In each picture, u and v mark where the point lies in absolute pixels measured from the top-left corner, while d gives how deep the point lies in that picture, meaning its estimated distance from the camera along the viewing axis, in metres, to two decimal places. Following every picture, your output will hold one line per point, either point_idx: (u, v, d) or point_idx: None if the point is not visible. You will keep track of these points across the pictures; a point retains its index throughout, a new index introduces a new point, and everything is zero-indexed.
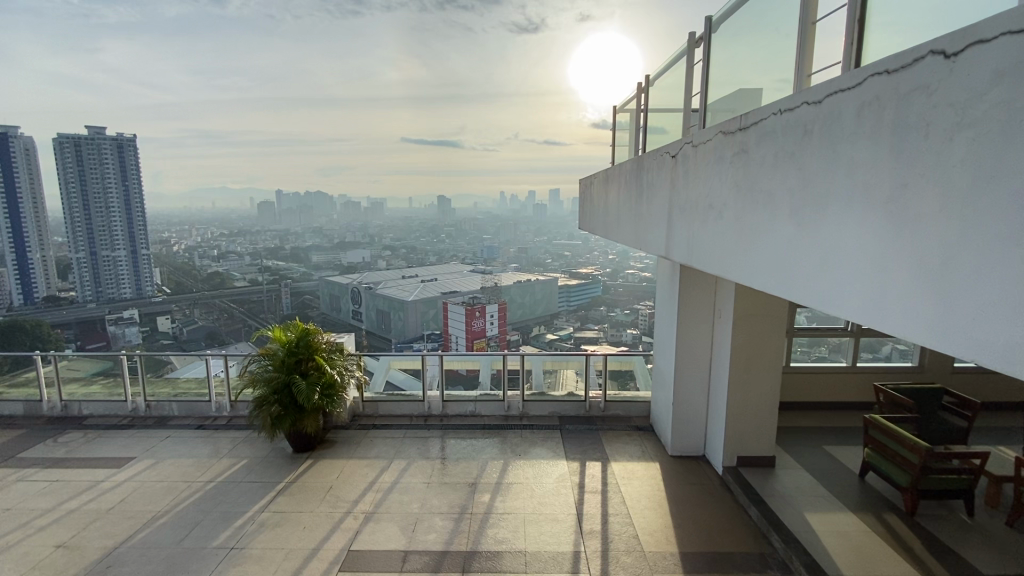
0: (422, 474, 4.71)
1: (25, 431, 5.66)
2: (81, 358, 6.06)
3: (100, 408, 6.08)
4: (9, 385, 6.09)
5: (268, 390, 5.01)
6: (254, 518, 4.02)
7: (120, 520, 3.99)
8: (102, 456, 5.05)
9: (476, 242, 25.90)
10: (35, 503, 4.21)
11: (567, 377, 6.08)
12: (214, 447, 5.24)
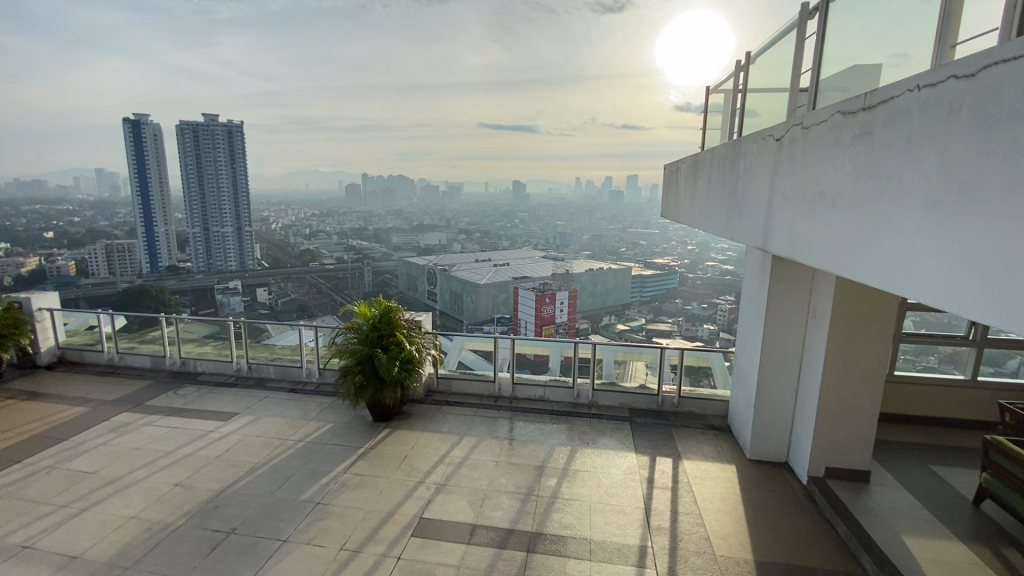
0: (491, 452, 4.84)
1: (152, 382, 6.48)
2: (195, 321, 6.78)
3: (211, 366, 6.80)
4: (140, 342, 6.98)
5: (352, 360, 5.32)
6: (337, 478, 4.34)
7: (225, 469, 4.44)
8: (212, 410, 5.66)
9: (549, 229, 25.81)
10: (158, 446, 4.82)
11: (638, 369, 5.93)
12: (304, 410, 5.71)
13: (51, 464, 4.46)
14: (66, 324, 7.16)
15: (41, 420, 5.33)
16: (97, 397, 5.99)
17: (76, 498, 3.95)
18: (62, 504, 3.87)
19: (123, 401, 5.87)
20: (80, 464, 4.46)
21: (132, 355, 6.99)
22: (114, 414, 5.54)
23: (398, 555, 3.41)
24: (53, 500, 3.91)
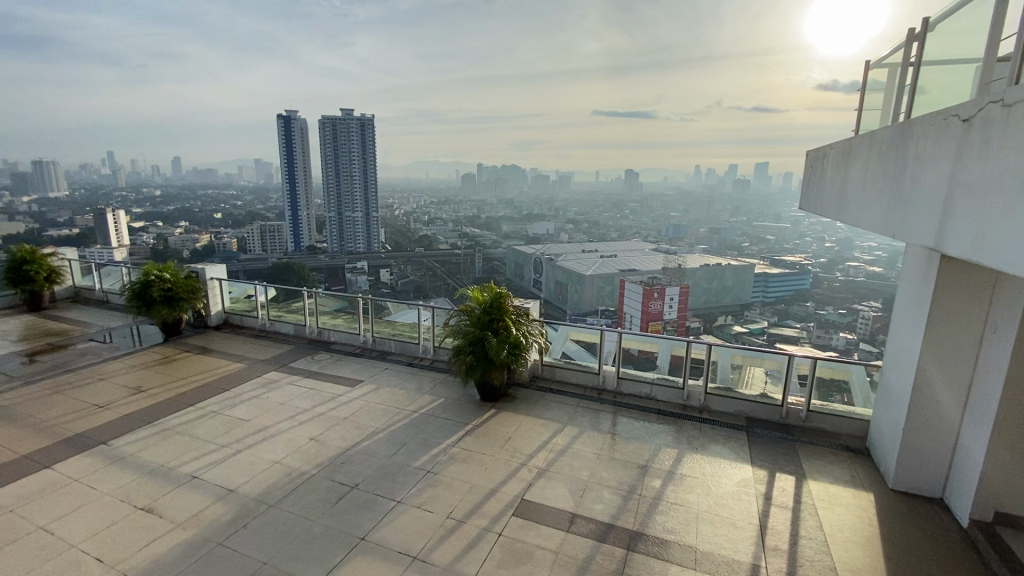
0: (593, 445, 4.80)
1: (295, 347, 7.40)
2: (329, 296, 7.58)
3: (342, 337, 7.58)
4: (286, 312, 7.98)
5: (463, 341, 5.59)
6: (446, 450, 4.62)
7: (351, 430, 4.93)
8: (341, 376, 6.31)
9: (663, 222, 24.68)
10: (299, 403, 5.51)
11: (758, 376, 5.46)
12: (418, 384, 6.14)
13: (218, 409, 5.30)
14: (232, 293, 8.43)
15: (212, 372, 6.35)
16: (253, 356, 6.98)
17: (236, 440, 4.65)
18: (226, 444, 4.58)
19: (272, 362, 6.78)
20: (239, 412, 5.24)
21: (279, 322, 8.03)
22: (265, 372, 6.42)
23: (499, 531, 3.54)
24: (219, 439, 4.65)
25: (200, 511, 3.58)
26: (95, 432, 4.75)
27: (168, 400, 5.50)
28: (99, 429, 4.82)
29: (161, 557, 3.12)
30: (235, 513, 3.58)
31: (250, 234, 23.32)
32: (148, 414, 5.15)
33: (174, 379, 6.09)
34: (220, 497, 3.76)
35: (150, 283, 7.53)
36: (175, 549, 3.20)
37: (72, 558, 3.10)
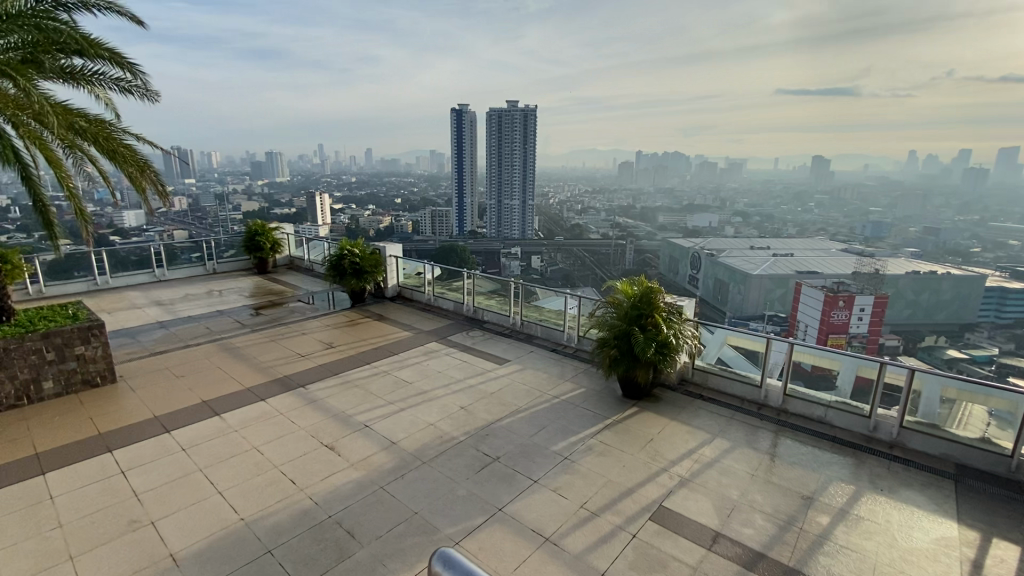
0: (746, 463, 4.35)
1: (452, 322, 8.05)
2: (484, 278, 8.05)
3: (494, 317, 8.01)
4: (447, 289, 8.71)
5: (609, 334, 5.48)
6: (584, 441, 4.61)
7: (496, 405, 5.21)
8: (491, 354, 6.69)
9: (856, 218, 21.06)
10: (453, 373, 5.99)
11: (981, 416, 4.34)
12: (562, 371, 6.22)
13: (388, 370, 6.04)
14: (404, 269, 9.49)
15: (385, 337, 7.26)
16: (418, 327, 7.79)
17: (400, 399, 5.25)
18: (392, 401, 5.20)
19: (433, 333, 7.49)
20: (404, 375, 5.90)
21: (441, 299, 8.81)
22: (427, 342, 7.11)
23: (634, 533, 3.43)
24: (387, 396, 5.29)
25: (368, 457, 4.14)
26: (298, 377, 5.79)
27: (350, 357, 6.44)
28: (301, 374, 5.86)
29: (338, 489, 3.68)
30: (394, 463, 4.06)
31: (422, 218, 26.01)
32: (335, 367, 6.11)
33: (356, 340, 7.11)
34: (384, 447, 4.29)
35: (343, 256, 8.85)
36: (348, 484, 3.75)
37: (276, 475, 3.84)
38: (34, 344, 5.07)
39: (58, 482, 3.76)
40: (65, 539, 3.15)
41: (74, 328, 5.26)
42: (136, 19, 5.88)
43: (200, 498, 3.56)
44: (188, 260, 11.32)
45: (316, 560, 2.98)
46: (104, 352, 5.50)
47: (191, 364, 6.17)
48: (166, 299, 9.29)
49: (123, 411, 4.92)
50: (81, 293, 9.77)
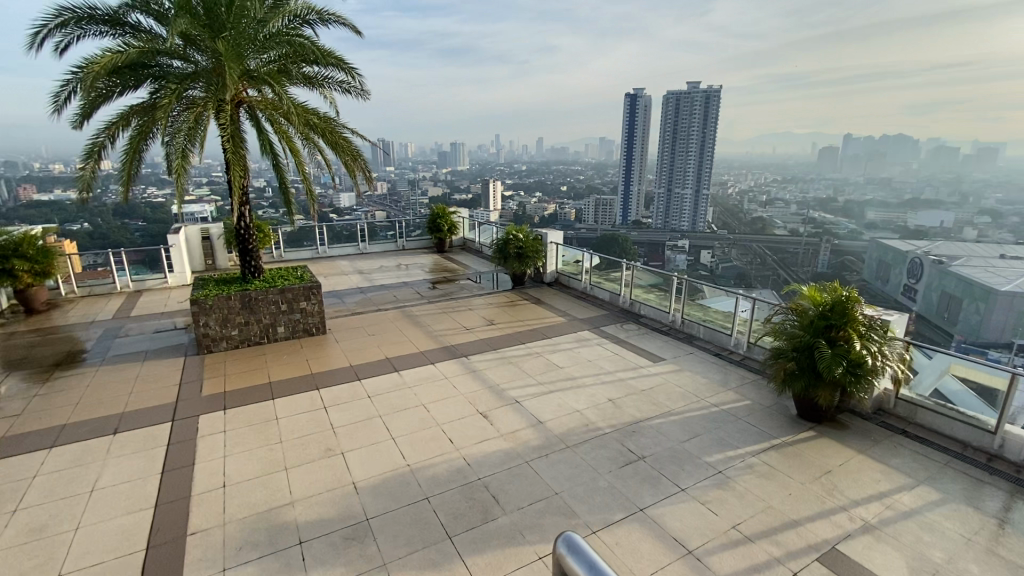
0: (962, 524, 3.48)
1: (608, 313, 7.95)
2: (645, 271, 7.67)
3: (652, 312, 7.68)
4: (605, 279, 8.59)
5: (787, 345, 4.83)
6: (744, 458, 4.19)
7: (646, 402, 5.02)
8: (645, 349, 6.45)
9: None
10: (604, 363, 5.94)
11: None
12: (724, 378, 5.71)
13: (541, 352, 6.25)
14: (564, 256, 9.63)
15: (541, 321, 7.52)
16: (573, 314, 7.88)
17: (550, 381, 5.40)
18: (542, 382, 5.38)
19: (587, 322, 7.50)
20: (555, 359, 6.05)
21: (598, 289, 8.74)
22: (580, 329, 7.16)
23: (795, 570, 3.02)
24: (538, 377, 5.49)
25: (517, 431, 4.36)
26: (462, 347, 6.35)
27: (508, 336, 6.83)
28: (464, 345, 6.40)
29: (487, 456, 3.97)
30: (540, 442, 4.21)
31: (586, 206, 26.07)
32: (494, 343, 6.53)
33: (514, 320, 7.50)
34: (532, 424, 4.48)
35: (509, 240, 9.33)
36: (497, 453, 4.02)
37: (437, 433, 4.29)
38: (274, 296, 6.44)
39: (282, 407, 4.77)
40: (284, 453, 3.99)
41: (300, 287, 6.54)
42: (355, 28, 6.95)
43: (378, 440, 4.17)
44: (383, 237, 13.16)
45: (464, 516, 3.27)
46: (319, 308, 6.74)
47: (379, 326, 7.20)
48: (365, 269, 10.96)
49: (329, 359, 5.98)
50: (307, 259, 12.09)
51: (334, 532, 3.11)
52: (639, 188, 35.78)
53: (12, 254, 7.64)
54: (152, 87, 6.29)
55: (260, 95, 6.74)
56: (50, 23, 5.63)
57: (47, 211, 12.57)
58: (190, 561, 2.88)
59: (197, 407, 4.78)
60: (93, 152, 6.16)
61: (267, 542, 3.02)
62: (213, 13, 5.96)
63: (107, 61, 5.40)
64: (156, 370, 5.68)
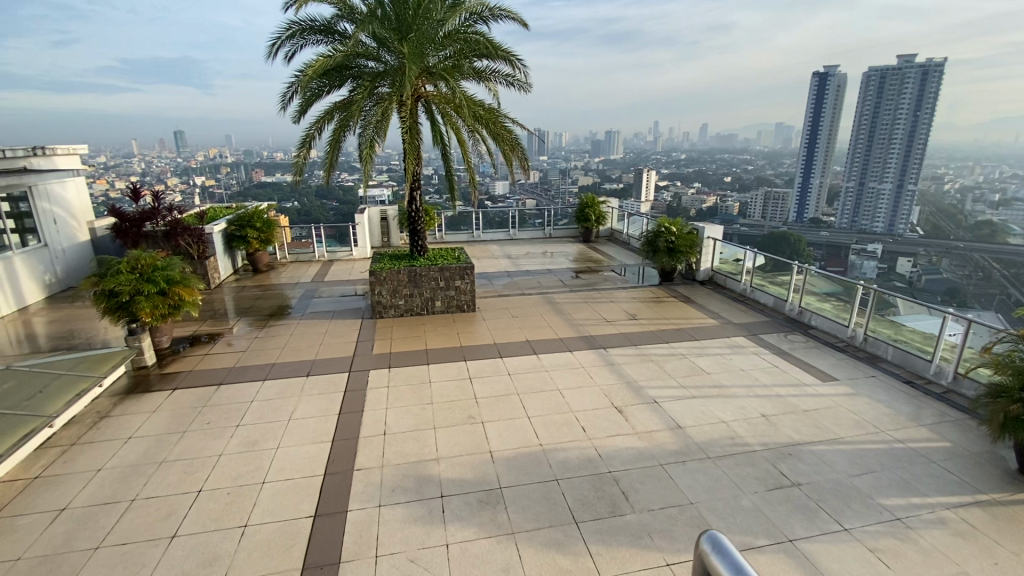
0: None
1: (769, 320, 7.14)
2: (820, 277, 6.72)
3: (825, 324, 6.69)
4: (769, 282, 7.74)
5: (1013, 381, 3.82)
6: (934, 509, 3.45)
7: (807, 423, 4.42)
8: (811, 364, 5.67)
9: None
10: (759, 375, 5.38)
11: None
12: (915, 411, 4.75)
13: (686, 354, 5.90)
14: (722, 254, 8.90)
15: (688, 321, 7.08)
16: (727, 317, 7.27)
17: (693, 386, 5.08)
18: (685, 385, 5.08)
19: (743, 327, 6.86)
20: (702, 363, 5.66)
21: (761, 292, 7.90)
22: (734, 334, 6.58)
23: None
24: (680, 380, 5.20)
25: (653, 431, 4.21)
26: (602, 339, 6.30)
27: (651, 332, 6.58)
28: (605, 337, 6.34)
29: (620, 451, 3.91)
30: (677, 446, 4.00)
31: (753, 200, 23.64)
32: (636, 338, 6.35)
33: (659, 317, 7.19)
34: (670, 427, 4.28)
35: (661, 233, 8.92)
36: (631, 449, 3.94)
37: (571, 419, 4.35)
38: (434, 273, 7.10)
39: (434, 373, 5.27)
40: (433, 414, 4.42)
41: (456, 266, 7.10)
42: (523, 21, 7.20)
43: (515, 417, 4.38)
44: (532, 225, 13.58)
45: (592, 505, 3.28)
46: (471, 287, 7.26)
47: (523, 309, 7.49)
48: (514, 254, 11.45)
49: (476, 335, 6.42)
50: (463, 242, 13.07)
51: (471, 493, 3.37)
52: (821, 181, 31.26)
53: (248, 225, 9.63)
54: (352, 85, 7.32)
55: (435, 90, 7.40)
56: (284, 35, 6.86)
57: (273, 191, 15.56)
58: (355, 492, 3.38)
59: (367, 363, 5.54)
60: (307, 142, 7.37)
61: (414, 490, 3.40)
62: (403, 18, 6.72)
63: (321, 65, 6.42)
64: (339, 328, 6.71)
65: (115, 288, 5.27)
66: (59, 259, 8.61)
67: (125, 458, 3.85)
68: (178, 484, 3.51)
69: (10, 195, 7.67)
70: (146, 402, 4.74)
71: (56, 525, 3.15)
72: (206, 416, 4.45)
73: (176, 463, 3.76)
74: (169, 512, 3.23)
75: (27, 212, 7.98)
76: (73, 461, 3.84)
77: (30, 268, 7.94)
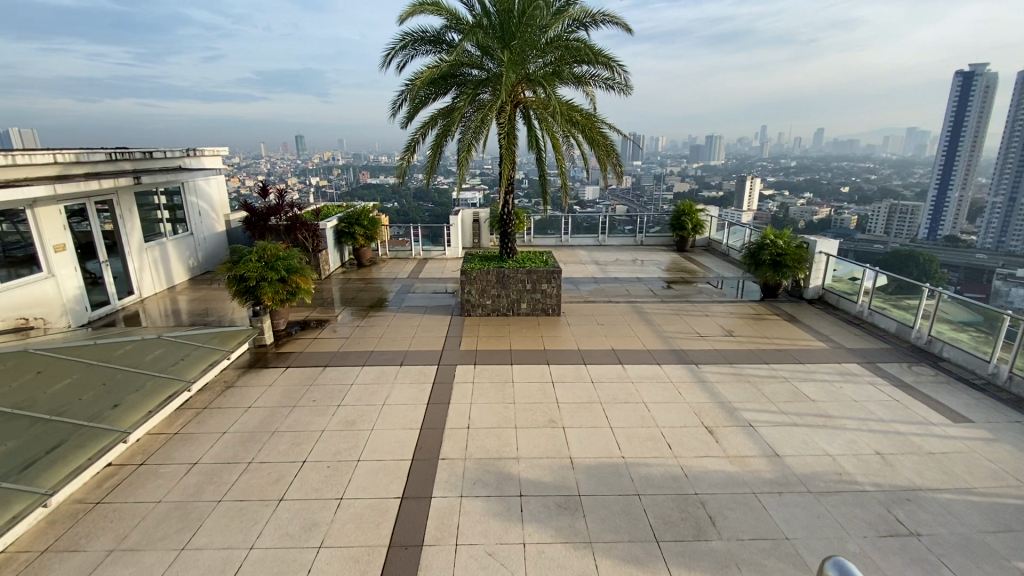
0: None
1: (890, 348, 6.35)
2: (955, 303, 5.87)
3: (960, 357, 5.81)
4: (892, 305, 6.90)
5: None
6: None
7: (934, 467, 3.88)
8: (941, 401, 4.97)
9: None
10: (874, 408, 4.80)
11: None
12: None
13: (787, 377, 5.45)
14: (835, 271, 8.10)
15: (792, 342, 6.53)
16: (838, 341, 6.60)
17: (795, 413, 4.67)
18: (785, 411, 4.69)
19: (857, 353, 6.18)
20: (805, 389, 5.18)
21: (881, 316, 7.05)
22: (845, 361, 5.94)
23: None
24: (780, 405, 4.81)
25: (746, 456, 3.94)
26: (693, 354, 6.01)
27: (747, 351, 6.14)
28: (696, 352, 6.05)
29: (709, 473, 3.70)
30: (774, 476, 3.71)
31: (873, 213, 21.27)
32: (731, 356, 5.98)
33: (758, 335, 6.71)
34: (766, 454, 3.97)
35: (765, 246, 8.31)
36: (721, 473, 3.71)
37: (656, 434, 4.20)
38: (522, 276, 7.21)
39: (518, 374, 5.36)
40: (515, 413, 4.49)
41: (543, 270, 7.16)
42: (627, 26, 7.09)
43: (597, 425, 4.32)
44: (622, 232, 13.31)
45: (675, 526, 3.14)
46: (557, 291, 7.27)
47: (609, 317, 7.36)
48: (602, 260, 11.29)
49: (560, 339, 6.42)
50: (551, 246, 13.14)
51: (550, 497, 3.38)
52: (962, 195, 27.35)
53: (355, 223, 10.43)
54: (455, 92, 7.66)
55: (534, 95, 7.52)
56: (397, 47, 7.36)
57: (377, 192, 16.72)
58: (438, 480, 3.53)
59: (455, 358, 5.76)
60: (411, 146, 7.82)
61: (494, 485, 3.48)
62: (508, 27, 6.92)
63: (428, 74, 6.80)
64: (430, 323, 7.04)
65: (244, 273, 6.00)
66: (201, 247, 9.92)
67: (245, 425, 4.34)
68: (286, 453, 3.89)
69: (168, 190, 8.96)
70: (264, 377, 5.31)
71: (189, 476, 3.64)
72: (311, 394, 4.89)
73: (286, 434, 4.17)
74: (279, 477, 3.59)
75: (180, 204, 9.26)
76: (204, 422, 4.41)
77: (179, 252, 9.22)
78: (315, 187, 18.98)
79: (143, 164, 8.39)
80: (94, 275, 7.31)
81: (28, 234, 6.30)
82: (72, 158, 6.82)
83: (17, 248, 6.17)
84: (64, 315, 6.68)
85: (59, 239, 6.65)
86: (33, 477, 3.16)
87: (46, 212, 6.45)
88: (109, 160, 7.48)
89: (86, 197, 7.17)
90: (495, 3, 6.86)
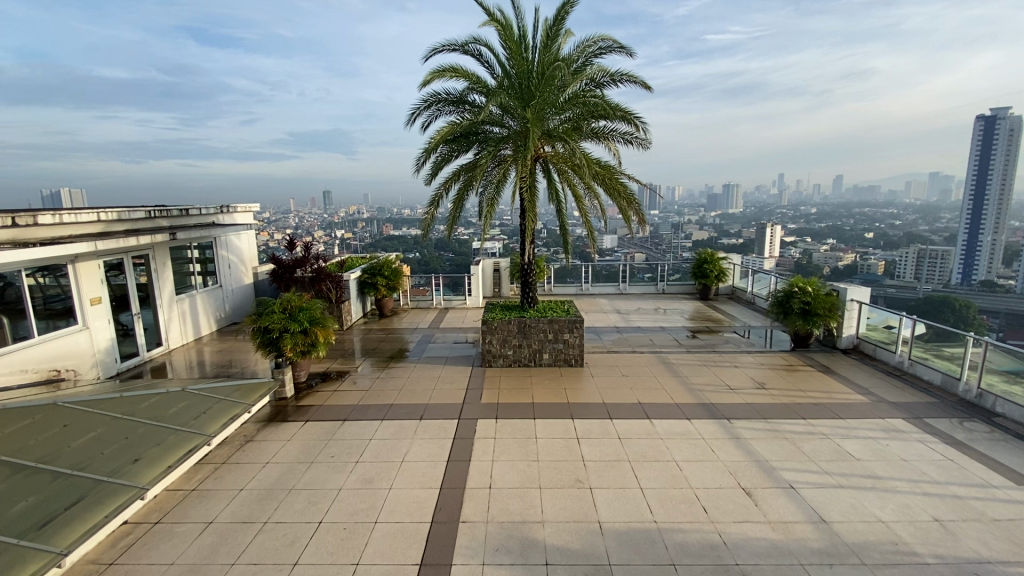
0: None
1: (936, 402, 5.98)
2: (1002, 352, 5.55)
3: (1016, 412, 5.40)
4: (934, 355, 6.58)
5: None
6: None
7: (1002, 536, 3.52)
8: (1002, 462, 4.59)
9: None
10: (926, 469, 4.46)
11: None
12: None
13: (827, 434, 5.14)
14: (869, 319, 7.82)
15: (829, 395, 6.22)
16: (879, 394, 6.25)
17: (839, 473, 4.36)
18: (828, 472, 4.39)
19: (901, 407, 5.84)
20: (849, 447, 4.87)
21: (923, 367, 6.70)
22: (889, 416, 5.61)
23: None
24: (821, 464, 4.52)
25: (789, 522, 3.66)
26: (724, 408, 5.77)
27: (781, 405, 5.88)
28: (727, 407, 5.79)
29: (750, 541, 3.43)
30: (823, 545, 3.41)
31: (902, 259, 20.92)
32: (765, 411, 5.70)
33: (791, 388, 6.43)
34: (811, 521, 3.69)
35: (793, 293, 8.12)
36: (764, 542, 3.43)
37: (690, 496, 3.97)
38: (544, 326, 7.16)
39: (542, 428, 5.20)
40: (540, 472, 4.30)
41: (565, 319, 7.11)
42: (645, 83, 7.33)
43: (625, 485, 4.11)
44: (643, 279, 13.28)
45: None
46: (579, 341, 7.17)
47: (634, 368, 7.19)
48: (625, 309, 11.20)
49: (583, 392, 6.26)
50: (572, 294, 13.11)
51: (578, 566, 3.16)
52: (994, 239, 26.80)
53: (378, 274, 10.63)
54: (476, 149, 7.96)
55: (554, 150, 7.77)
56: (422, 107, 7.74)
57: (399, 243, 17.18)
58: (459, 546, 3.35)
59: (476, 412, 5.64)
60: (435, 200, 8.06)
61: (519, 552, 3.29)
62: (527, 87, 7.27)
63: (450, 131, 7.10)
64: (451, 374, 6.96)
65: (268, 325, 6.08)
66: (229, 299, 10.19)
67: (262, 481, 4.26)
68: (303, 513, 3.77)
69: (201, 244, 9.32)
70: (283, 431, 5.26)
71: (203, 536, 3.54)
72: (330, 449, 4.80)
73: (303, 492, 4.07)
74: (294, 539, 3.47)
75: (211, 258, 9.59)
76: (222, 478, 4.35)
77: (207, 305, 9.45)
78: (340, 238, 19.59)
79: (179, 220, 8.82)
80: (126, 326, 7.53)
81: (68, 288, 6.57)
82: (115, 216, 7.20)
83: (57, 301, 6.43)
84: (94, 366, 6.83)
85: (96, 292, 6.91)
86: (48, 536, 3.12)
87: (87, 267, 6.75)
88: (148, 218, 7.87)
89: (125, 252, 7.50)
90: (514, 66, 7.24)
